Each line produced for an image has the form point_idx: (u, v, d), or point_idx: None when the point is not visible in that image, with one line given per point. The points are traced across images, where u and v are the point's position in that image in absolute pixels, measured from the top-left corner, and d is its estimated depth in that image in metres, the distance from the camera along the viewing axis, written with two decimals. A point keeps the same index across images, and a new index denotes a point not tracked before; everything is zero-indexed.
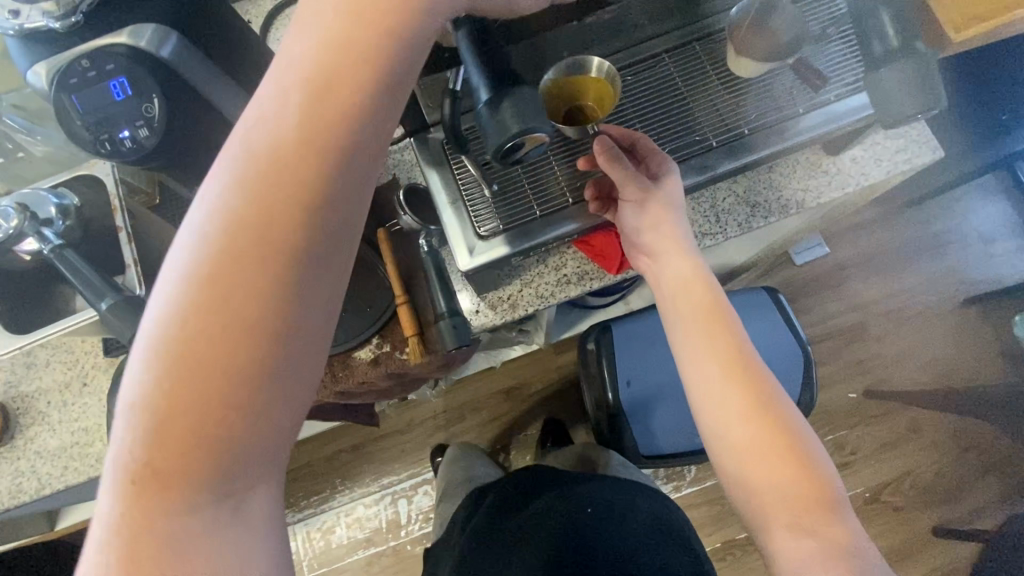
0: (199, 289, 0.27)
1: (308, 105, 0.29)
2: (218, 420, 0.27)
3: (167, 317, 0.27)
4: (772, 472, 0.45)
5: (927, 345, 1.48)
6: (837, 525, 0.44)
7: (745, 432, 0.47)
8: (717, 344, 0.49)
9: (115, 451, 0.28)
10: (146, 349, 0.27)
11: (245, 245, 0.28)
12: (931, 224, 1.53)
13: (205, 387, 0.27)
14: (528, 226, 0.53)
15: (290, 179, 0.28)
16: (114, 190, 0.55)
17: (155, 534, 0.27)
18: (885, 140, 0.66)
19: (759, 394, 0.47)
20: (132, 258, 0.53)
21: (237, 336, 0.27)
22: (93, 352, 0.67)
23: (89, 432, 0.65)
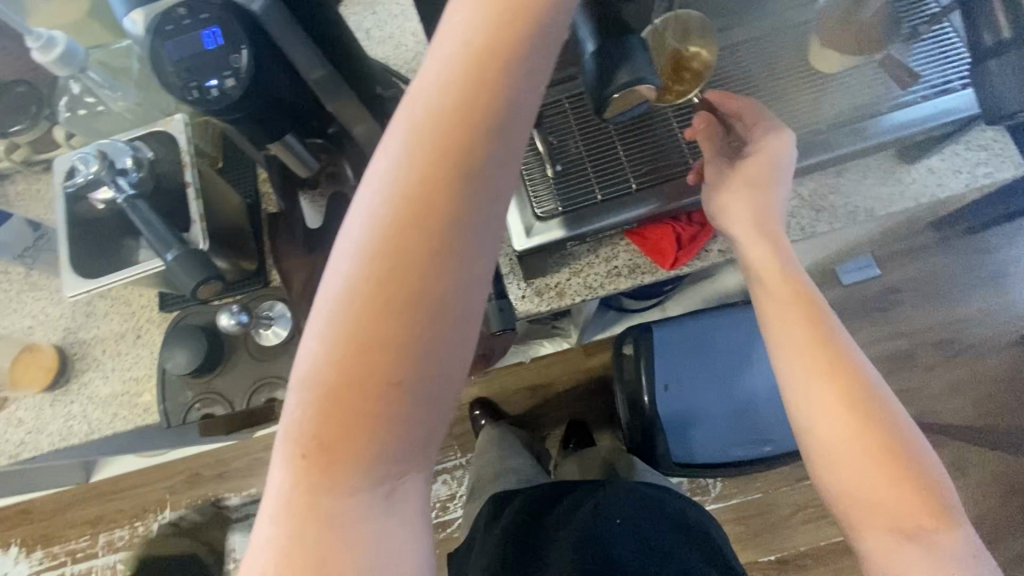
0: (374, 261, 0.26)
1: (478, 59, 0.26)
2: (380, 399, 0.26)
3: (335, 292, 0.26)
4: (878, 473, 0.41)
5: (978, 380, 1.40)
6: (948, 531, 0.40)
7: (845, 430, 0.42)
8: (805, 333, 0.45)
9: (284, 425, 0.27)
10: (321, 323, 0.27)
11: (418, 214, 0.26)
12: (992, 253, 1.46)
13: (375, 359, 0.26)
14: (588, 211, 0.52)
15: (463, 142, 0.26)
16: (186, 147, 0.56)
17: (324, 509, 0.27)
18: (967, 150, 0.63)
19: (858, 385, 0.43)
20: (199, 214, 0.55)
21: (407, 312, 0.26)
22: (149, 305, 0.69)
23: (139, 383, 0.67)
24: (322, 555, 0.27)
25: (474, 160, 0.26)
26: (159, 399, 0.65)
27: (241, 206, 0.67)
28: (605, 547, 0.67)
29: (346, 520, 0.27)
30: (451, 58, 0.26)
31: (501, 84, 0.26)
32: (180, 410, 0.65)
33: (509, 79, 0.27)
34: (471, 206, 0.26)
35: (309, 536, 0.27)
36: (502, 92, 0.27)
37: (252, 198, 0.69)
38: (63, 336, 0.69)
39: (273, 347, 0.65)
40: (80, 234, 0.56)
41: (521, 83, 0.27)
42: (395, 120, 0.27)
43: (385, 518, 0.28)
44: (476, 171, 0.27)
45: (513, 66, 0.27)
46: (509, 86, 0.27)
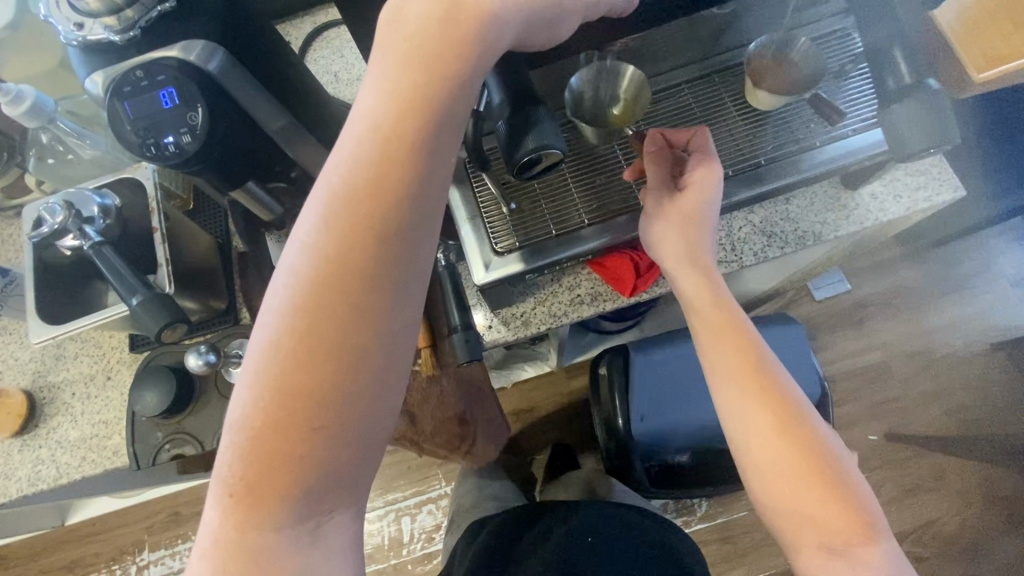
0: (300, 309, 0.28)
1: (395, 126, 0.29)
2: (305, 441, 0.28)
3: (264, 340, 0.28)
4: (804, 489, 0.42)
5: (952, 390, 1.43)
6: (872, 544, 0.41)
7: (774, 446, 0.44)
8: (736, 356, 0.47)
9: (215, 467, 0.29)
10: (251, 368, 0.28)
11: (341, 265, 0.28)
12: (957, 265, 1.51)
13: (299, 402, 0.28)
14: (544, 245, 0.54)
15: (382, 199, 0.29)
16: (153, 193, 0.58)
17: (252, 552, 0.28)
18: (906, 176, 0.67)
19: (785, 402, 0.45)
20: (165, 258, 0.56)
21: (330, 359, 0.28)
22: (119, 347, 0.69)
23: (109, 425, 0.67)
24: None
25: (392, 219, 0.29)
26: (129, 441, 0.65)
27: (212, 246, 0.68)
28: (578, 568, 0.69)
29: (274, 561, 0.28)
30: (368, 132, 0.29)
31: (415, 150, 0.29)
32: (150, 452, 0.65)
33: (421, 147, 0.30)
34: (389, 261, 0.29)
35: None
36: (418, 156, 0.30)
37: (222, 237, 0.70)
38: (32, 380, 0.69)
39: None
40: (48, 282, 0.57)
41: (437, 153, 0.30)
42: (321, 180, 0.30)
43: (315, 557, 0.29)
44: (395, 227, 0.29)
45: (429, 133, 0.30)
46: (427, 152, 0.30)
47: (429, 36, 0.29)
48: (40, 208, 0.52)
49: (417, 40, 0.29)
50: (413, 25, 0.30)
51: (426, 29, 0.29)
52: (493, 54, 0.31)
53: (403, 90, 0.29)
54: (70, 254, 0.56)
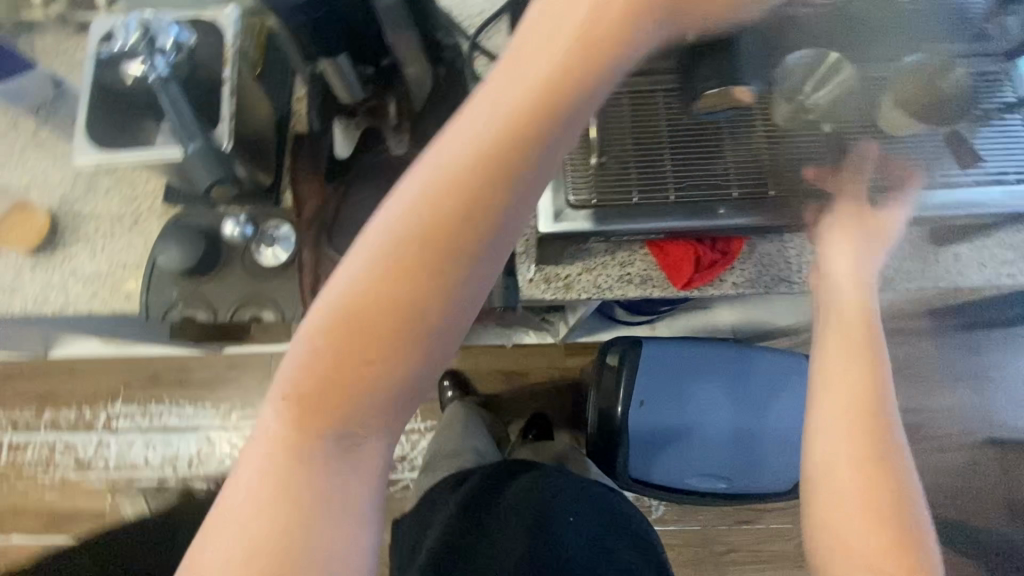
0: (378, 267, 0.34)
1: (504, 122, 0.33)
2: (363, 373, 0.35)
3: (350, 279, 0.34)
4: (877, 542, 0.41)
5: (935, 471, 1.44)
6: None
7: (852, 486, 0.43)
8: (858, 377, 0.46)
9: (285, 369, 0.36)
10: (328, 301, 0.35)
11: (424, 235, 0.34)
12: (979, 353, 1.49)
13: (370, 342, 0.34)
14: (620, 209, 0.52)
15: (478, 183, 0.33)
16: (231, 43, 0.54)
17: (296, 451, 0.36)
18: (999, 247, 0.63)
19: (884, 451, 0.44)
20: (229, 112, 0.53)
21: (395, 315, 0.34)
22: (152, 194, 0.67)
23: (124, 269, 0.65)
24: (299, 485, 0.35)
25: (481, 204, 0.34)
26: (142, 290, 0.64)
27: (271, 117, 0.65)
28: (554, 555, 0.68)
29: (316, 461, 0.36)
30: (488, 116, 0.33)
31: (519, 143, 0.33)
32: (162, 306, 0.63)
33: (525, 145, 0.33)
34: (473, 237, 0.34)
35: (285, 472, 0.35)
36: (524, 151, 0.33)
37: (283, 112, 0.67)
38: (58, 204, 0.67)
39: (269, 267, 0.64)
40: (102, 103, 0.54)
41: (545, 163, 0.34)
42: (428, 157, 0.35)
43: (349, 469, 0.36)
44: (486, 216, 0.34)
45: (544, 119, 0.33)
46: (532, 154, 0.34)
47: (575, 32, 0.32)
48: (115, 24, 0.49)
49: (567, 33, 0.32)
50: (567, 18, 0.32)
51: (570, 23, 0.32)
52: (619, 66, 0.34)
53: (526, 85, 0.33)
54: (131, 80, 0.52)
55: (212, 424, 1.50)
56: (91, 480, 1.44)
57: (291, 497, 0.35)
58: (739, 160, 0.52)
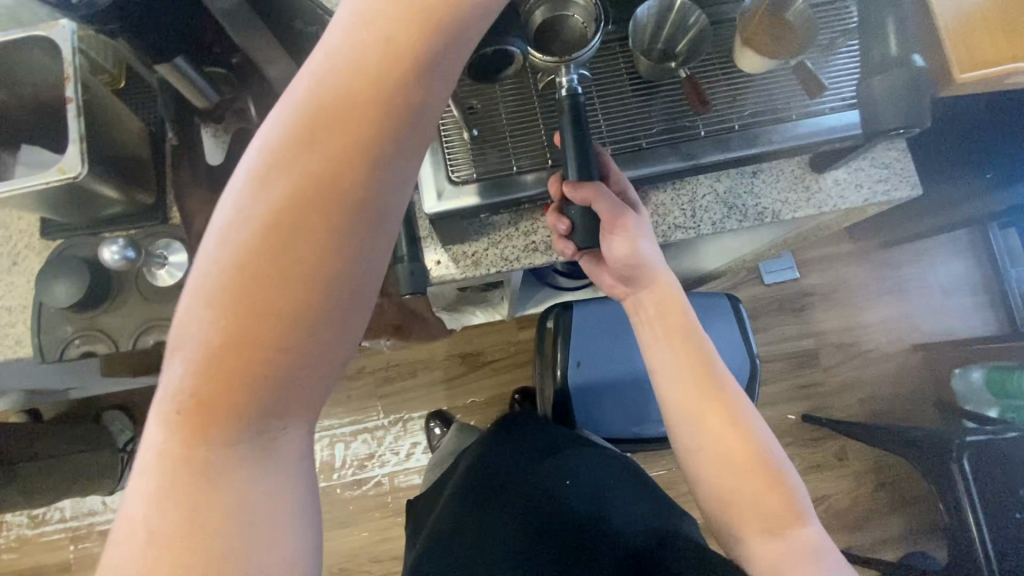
0: (713, 386, 0.55)
1: (700, 371, 0.55)
2: (732, 421, 0.54)
3: (692, 395, 0.55)
4: (755, 482, 0.52)
5: (868, 381, 1.58)
6: (802, 526, 0.51)
7: (735, 454, 0.53)
8: (683, 365, 0.55)
9: (692, 406, 0.54)
10: (695, 390, 0.55)
11: (701, 378, 0.55)
12: (898, 268, 1.63)
13: (725, 405, 0.54)
14: (502, 179, 0.52)
15: (697, 372, 0.55)
16: (71, 60, 0.50)
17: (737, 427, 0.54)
18: (872, 166, 0.67)
19: (743, 426, 0.54)
20: (78, 132, 0.50)
21: (715, 409, 0.54)
22: (28, 231, 0.63)
23: (10, 314, 0.61)
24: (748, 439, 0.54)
25: (387, 138, 0.29)
26: (34, 332, 0.60)
27: (141, 134, 0.62)
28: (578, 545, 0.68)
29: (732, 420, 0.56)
30: (240, 248, 0.28)
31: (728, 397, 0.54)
32: (57, 346, 0.60)
33: (291, 251, 0.28)
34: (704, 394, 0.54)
35: (747, 456, 0.53)
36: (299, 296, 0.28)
37: (154, 126, 0.64)
38: None
39: (167, 289, 0.61)
40: None
41: (347, 250, 0.28)
42: (198, 284, 0.28)
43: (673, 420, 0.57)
44: (740, 404, 0.55)
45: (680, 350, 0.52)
46: (309, 281, 0.28)
47: (238, 298, 0.28)
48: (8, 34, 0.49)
49: (229, 294, 0.28)
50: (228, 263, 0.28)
51: (240, 281, 0.28)
52: (345, 295, 0.29)
53: (225, 289, 0.28)
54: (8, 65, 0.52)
55: None
56: (49, 532, 1.41)
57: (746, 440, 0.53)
58: (609, 121, 0.52)
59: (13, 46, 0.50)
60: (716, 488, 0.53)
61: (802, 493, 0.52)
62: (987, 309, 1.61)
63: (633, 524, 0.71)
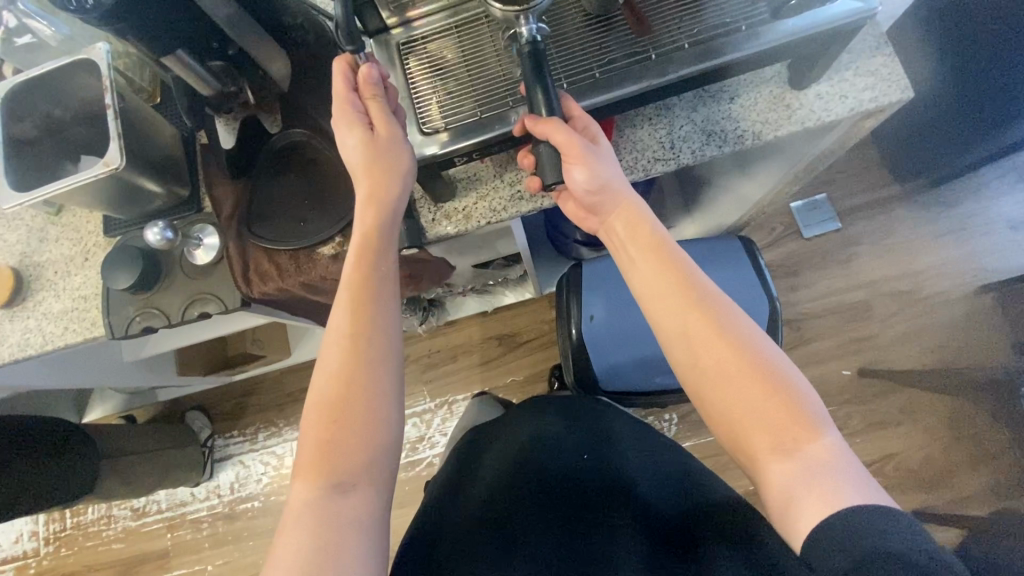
0: (697, 297, 0.54)
1: (680, 283, 0.55)
2: (722, 332, 0.53)
3: (677, 311, 0.54)
4: (757, 396, 0.51)
5: (932, 329, 1.48)
6: (819, 440, 0.49)
7: (730, 369, 0.52)
8: (668, 285, 0.55)
9: (679, 323, 0.54)
10: (680, 305, 0.54)
11: (685, 291, 0.54)
12: (954, 206, 1.52)
13: (712, 317, 0.53)
14: (471, 125, 0.57)
15: (680, 286, 0.54)
16: (108, 73, 0.60)
17: (728, 335, 0.52)
18: (854, 76, 0.66)
19: (735, 337, 0.52)
20: (116, 131, 0.59)
21: (702, 321, 0.53)
22: (95, 232, 0.75)
23: (86, 301, 0.73)
24: (742, 347, 0.52)
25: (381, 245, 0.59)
26: (105, 313, 0.71)
27: (174, 138, 0.72)
28: (610, 521, 0.70)
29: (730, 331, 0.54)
30: (339, 345, 0.57)
31: (712, 309, 0.54)
32: (123, 324, 0.71)
33: (361, 345, 0.57)
34: (692, 306, 0.54)
35: (743, 367, 0.52)
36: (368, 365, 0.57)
37: (185, 130, 0.75)
38: (20, 259, 0.75)
39: (206, 267, 0.71)
40: (22, 156, 0.63)
41: (382, 331, 0.58)
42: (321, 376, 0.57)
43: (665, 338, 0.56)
44: (728, 311, 0.54)
45: (666, 288, 0.55)
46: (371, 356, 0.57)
47: (337, 372, 0.56)
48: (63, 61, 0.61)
49: (336, 375, 0.56)
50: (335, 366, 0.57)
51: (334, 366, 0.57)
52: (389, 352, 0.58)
53: (335, 373, 0.56)
54: (62, 88, 0.64)
55: (245, 448, 1.61)
56: (151, 523, 1.59)
57: (738, 349, 0.52)
58: (566, 55, 0.56)
59: (64, 69, 0.61)
60: (714, 410, 0.53)
61: (816, 404, 0.51)
62: None
63: (659, 484, 0.76)
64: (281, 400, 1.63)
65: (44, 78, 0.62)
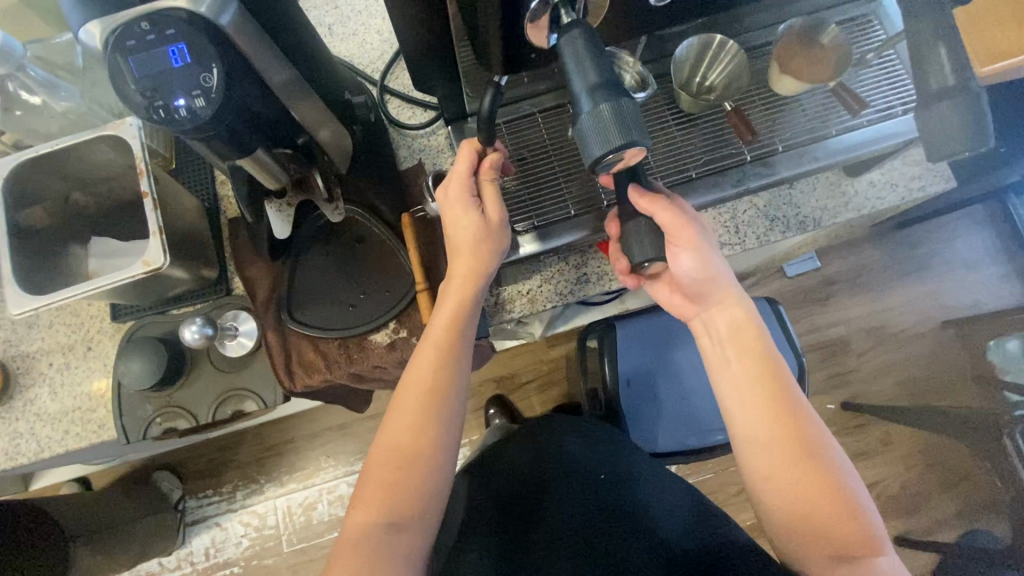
0: (786, 392, 0.53)
1: (769, 378, 0.53)
2: (804, 433, 0.52)
3: (757, 403, 0.52)
4: (830, 508, 0.50)
5: (903, 362, 1.58)
6: (882, 555, 0.49)
7: (800, 473, 0.51)
8: (750, 375, 0.53)
9: (759, 415, 0.52)
10: (763, 397, 0.52)
11: (774, 387, 0.53)
12: (919, 246, 1.64)
13: (794, 416, 0.52)
14: (560, 223, 0.56)
15: (768, 381, 0.53)
16: (141, 154, 0.52)
17: (806, 440, 0.51)
18: (904, 165, 0.68)
19: (812, 443, 0.51)
20: (157, 225, 0.51)
21: (788, 416, 0.52)
22: (99, 316, 0.65)
23: (91, 398, 0.64)
24: (819, 457, 0.51)
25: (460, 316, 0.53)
26: (116, 414, 0.62)
27: (199, 212, 0.65)
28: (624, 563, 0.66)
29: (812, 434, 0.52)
30: (409, 410, 0.52)
31: (794, 411, 0.52)
32: (139, 425, 0.63)
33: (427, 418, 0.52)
34: (775, 402, 0.52)
35: (817, 474, 0.51)
36: (430, 444, 0.51)
37: (210, 202, 0.67)
38: (3, 350, 0.64)
39: (240, 357, 0.64)
40: (26, 243, 0.54)
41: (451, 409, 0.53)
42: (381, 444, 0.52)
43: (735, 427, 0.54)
44: (811, 414, 0.53)
45: (755, 378, 0.53)
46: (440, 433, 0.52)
47: (398, 444, 0.51)
48: (84, 136, 0.52)
49: (397, 448, 0.51)
50: (396, 436, 0.52)
51: (397, 439, 0.51)
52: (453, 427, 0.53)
53: (396, 445, 0.51)
54: (79, 164, 0.55)
55: (220, 508, 1.48)
56: None
57: (812, 454, 0.51)
58: (660, 154, 0.55)
59: (84, 145, 0.53)
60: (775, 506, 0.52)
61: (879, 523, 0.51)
62: (1014, 278, 1.61)
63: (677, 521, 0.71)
64: (261, 454, 1.50)
65: (60, 157, 0.53)
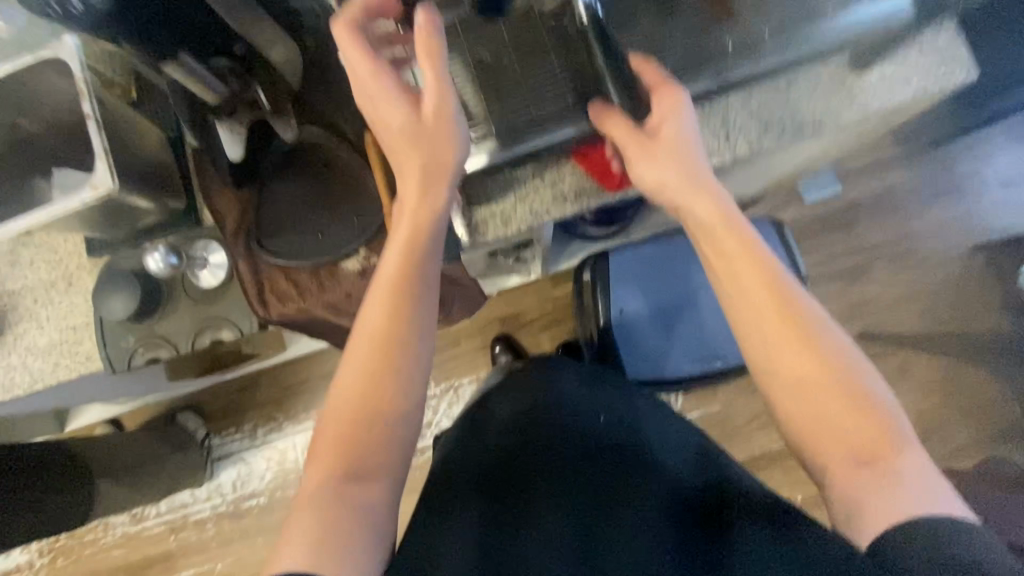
0: (781, 296, 0.45)
1: (764, 281, 0.45)
2: (805, 337, 0.44)
3: (752, 311, 0.45)
4: (838, 412, 0.43)
5: (927, 290, 1.51)
6: (904, 455, 0.41)
7: (800, 374, 0.44)
8: (743, 279, 0.45)
9: (755, 325, 0.45)
10: (757, 304, 0.45)
11: (769, 291, 0.45)
12: (950, 166, 1.52)
13: (791, 319, 0.44)
14: (522, 127, 0.54)
15: (762, 284, 0.45)
16: (82, 74, 0.50)
17: (807, 343, 0.44)
18: (921, 55, 0.61)
19: (815, 343, 0.44)
20: (104, 148, 0.51)
21: (783, 321, 0.44)
22: (77, 252, 0.66)
23: (77, 331, 0.65)
24: (825, 360, 0.44)
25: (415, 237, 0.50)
26: (100, 344, 0.64)
27: (160, 141, 0.63)
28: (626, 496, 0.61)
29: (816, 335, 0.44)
30: (364, 345, 0.49)
31: (792, 312, 0.44)
32: (123, 355, 0.64)
33: (383, 350, 0.48)
34: (771, 306, 0.45)
35: (822, 379, 0.43)
36: (386, 375, 0.48)
37: (173, 132, 0.65)
38: None
39: (213, 287, 0.65)
40: None
41: (408, 336, 0.49)
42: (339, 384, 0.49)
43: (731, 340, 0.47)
44: (812, 314, 0.45)
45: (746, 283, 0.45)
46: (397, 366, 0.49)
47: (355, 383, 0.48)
48: (24, 57, 0.50)
49: (356, 386, 0.48)
50: (353, 372, 0.49)
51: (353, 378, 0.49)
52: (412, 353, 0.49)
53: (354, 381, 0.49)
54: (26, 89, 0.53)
55: (243, 445, 1.55)
56: (150, 527, 1.54)
57: (815, 358, 0.44)
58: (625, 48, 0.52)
59: (27, 68, 0.51)
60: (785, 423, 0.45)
61: (901, 418, 0.43)
62: None
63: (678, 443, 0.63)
64: (277, 395, 1.56)
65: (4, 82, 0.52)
